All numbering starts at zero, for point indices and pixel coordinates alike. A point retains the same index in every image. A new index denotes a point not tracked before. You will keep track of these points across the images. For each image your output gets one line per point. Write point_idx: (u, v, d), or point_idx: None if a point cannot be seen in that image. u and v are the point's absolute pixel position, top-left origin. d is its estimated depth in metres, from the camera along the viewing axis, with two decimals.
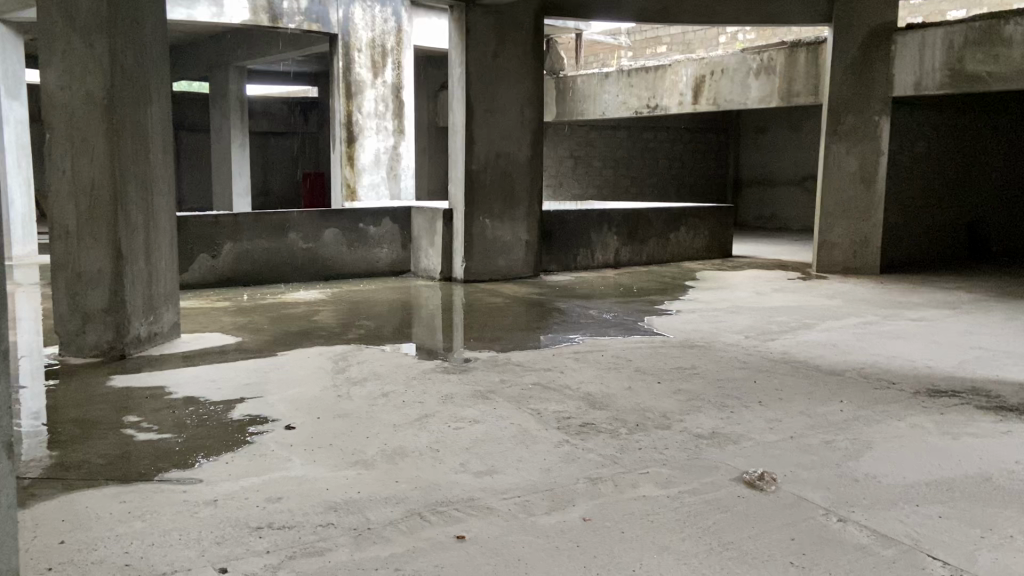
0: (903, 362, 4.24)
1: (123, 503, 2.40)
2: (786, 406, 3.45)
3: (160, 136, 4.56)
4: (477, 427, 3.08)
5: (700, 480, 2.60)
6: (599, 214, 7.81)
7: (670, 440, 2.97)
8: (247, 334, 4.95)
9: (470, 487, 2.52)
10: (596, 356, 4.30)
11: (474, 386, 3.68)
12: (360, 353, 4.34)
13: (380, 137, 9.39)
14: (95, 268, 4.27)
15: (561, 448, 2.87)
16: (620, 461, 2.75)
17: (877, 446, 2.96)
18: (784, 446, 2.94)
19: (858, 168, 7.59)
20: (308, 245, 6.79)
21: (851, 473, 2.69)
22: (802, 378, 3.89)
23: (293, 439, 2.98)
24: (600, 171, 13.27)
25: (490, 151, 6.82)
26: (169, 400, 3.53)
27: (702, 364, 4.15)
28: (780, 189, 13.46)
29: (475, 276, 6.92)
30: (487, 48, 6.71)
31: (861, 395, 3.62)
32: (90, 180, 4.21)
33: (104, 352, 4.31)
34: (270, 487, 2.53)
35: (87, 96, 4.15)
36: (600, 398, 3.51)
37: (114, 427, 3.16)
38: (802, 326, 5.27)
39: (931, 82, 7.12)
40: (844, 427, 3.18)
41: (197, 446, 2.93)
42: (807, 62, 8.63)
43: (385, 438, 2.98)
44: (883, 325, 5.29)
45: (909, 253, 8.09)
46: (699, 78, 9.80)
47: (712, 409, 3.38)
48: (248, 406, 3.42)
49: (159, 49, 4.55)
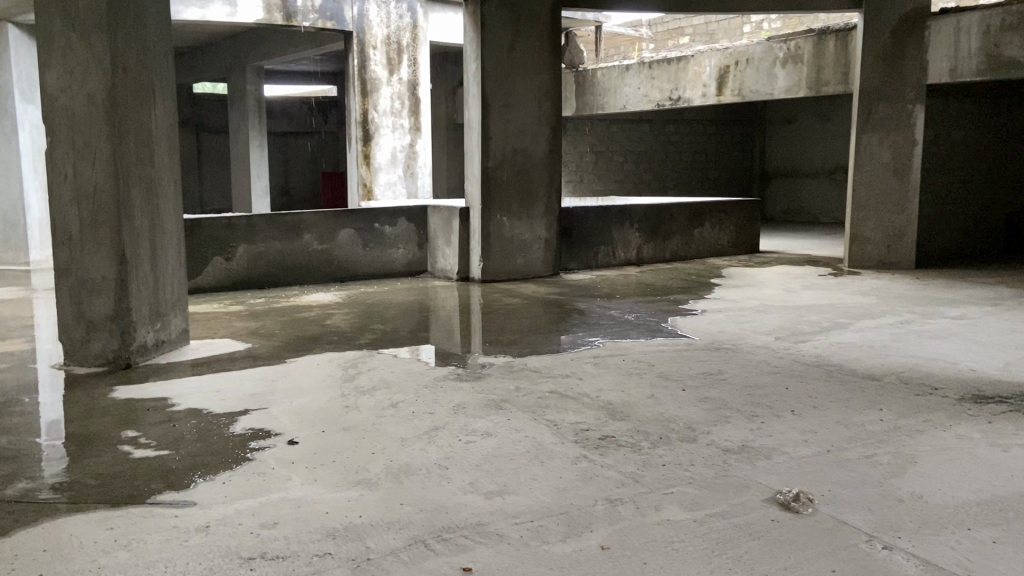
0: (945, 365, 3.99)
1: (109, 530, 2.26)
2: (820, 415, 3.23)
3: (165, 138, 4.42)
4: (490, 441, 2.91)
5: (729, 501, 2.40)
6: (620, 210, 7.59)
7: (696, 455, 2.77)
8: (258, 339, 4.81)
9: (480, 509, 2.34)
10: (617, 361, 4.10)
11: (488, 395, 3.49)
12: (372, 359, 4.18)
13: (396, 135, 9.25)
14: (99, 275, 4.14)
15: (577, 465, 2.68)
16: (642, 480, 2.56)
17: (923, 461, 2.74)
18: (819, 462, 2.73)
19: (891, 159, 7.30)
20: (322, 246, 6.65)
21: (895, 492, 2.48)
22: (838, 384, 3.66)
23: (294, 455, 2.82)
24: (621, 165, 13.04)
25: (507, 146, 6.63)
26: (171, 413, 3.38)
27: (729, 368, 3.93)
28: (808, 181, 13.13)
29: (493, 276, 6.74)
30: (503, 40, 6.52)
31: (900, 403, 3.39)
32: (93, 184, 4.08)
33: (110, 361, 4.18)
34: (267, 511, 2.37)
35: (88, 98, 4.02)
36: (620, 407, 3.31)
37: (111, 442, 3.02)
38: (835, 325, 5.03)
39: (967, 68, 6.86)
40: (884, 438, 2.96)
41: (194, 463, 2.78)
42: (836, 51, 8.29)
43: (391, 454, 2.81)
44: (922, 324, 5.03)
45: (944, 246, 7.78)
46: (722, 68, 9.54)
47: (741, 419, 3.17)
48: (251, 419, 3.27)
49: (164, 49, 4.41)
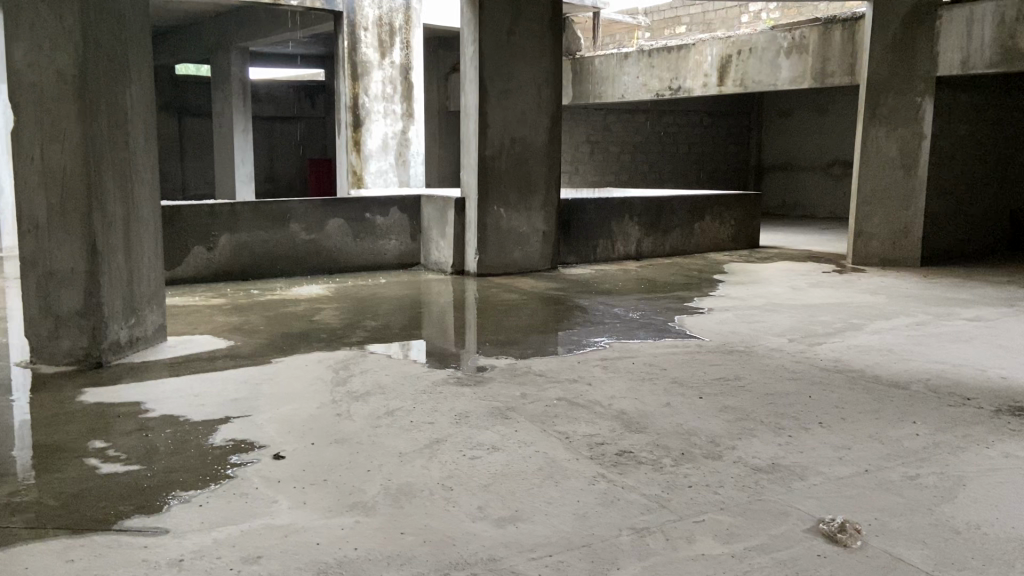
0: (973, 372, 3.76)
1: (70, 563, 1.99)
2: (853, 429, 2.98)
3: (141, 119, 4.11)
4: (498, 456, 2.65)
5: (768, 533, 2.14)
6: (619, 203, 7.32)
7: (725, 474, 2.53)
8: (241, 336, 4.52)
9: (492, 541, 2.08)
10: (626, 364, 3.84)
11: (492, 402, 3.23)
12: (364, 361, 3.91)
13: (387, 121, 8.94)
14: (68, 267, 3.84)
15: (596, 487, 2.42)
16: (669, 505, 2.30)
17: (972, 484, 2.49)
18: (860, 484, 2.48)
19: (898, 153, 7.07)
20: (309, 236, 6.34)
21: (950, 522, 2.23)
22: (865, 393, 3.42)
23: (281, 473, 2.55)
24: (617, 156, 12.74)
25: (505, 134, 6.35)
26: (144, 420, 3.10)
27: (747, 374, 3.69)
28: (805, 174, 12.94)
29: (488, 269, 6.47)
30: (501, 24, 6.23)
31: (934, 415, 3.14)
32: (62, 168, 3.77)
33: (79, 359, 3.88)
34: (250, 541, 2.10)
35: (57, 74, 3.71)
36: (636, 417, 3.05)
37: (76, 454, 2.74)
38: (850, 327, 4.80)
39: (979, 61, 6.56)
40: (925, 457, 2.71)
41: (166, 482, 2.50)
42: (842, 40, 8.06)
43: (389, 472, 2.53)
44: (940, 326, 4.80)
45: (952, 242, 7.56)
46: (724, 58, 9.29)
47: (768, 433, 2.92)
48: (234, 428, 2.99)
49: (139, 24, 4.07)
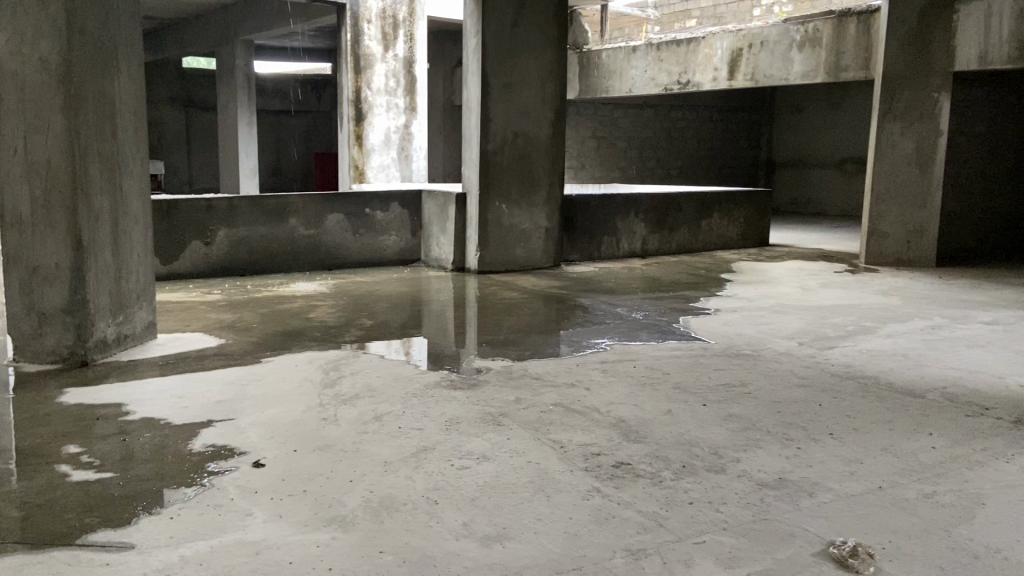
0: (991, 380, 3.59)
1: None
2: (864, 440, 2.83)
3: (130, 110, 3.98)
4: (488, 467, 2.51)
5: (773, 556, 2.00)
6: (623, 199, 7.17)
7: (728, 490, 2.38)
8: (233, 333, 4.40)
9: (476, 562, 1.95)
10: (627, 368, 3.70)
11: (485, 407, 3.09)
12: (356, 361, 3.77)
13: (390, 115, 8.78)
14: (53, 262, 3.72)
15: (590, 502, 2.28)
16: (667, 524, 2.16)
17: (991, 503, 2.34)
18: (871, 502, 2.33)
19: (914, 151, 6.89)
20: (308, 231, 6.22)
21: (967, 545, 2.08)
22: (877, 402, 3.27)
23: (259, 482, 2.42)
24: (624, 151, 12.57)
25: (507, 129, 6.20)
26: (125, 423, 2.97)
27: (754, 379, 3.55)
28: (816, 171, 12.76)
29: (490, 267, 6.33)
30: (505, 15, 6.08)
31: (950, 427, 2.98)
32: (46, 160, 3.66)
33: (65, 357, 3.77)
34: (220, 558, 1.97)
35: (41, 63, 3.59)
36: (635, 426, 2.91)
37: (48, 460, 2.61)
38: (862, 330, 4.63)
39: (997, 56, 6.37)
40: (941, 473, 2.56)
41: (137, 492, 2.36)
42: (856, 34, 7.85)
43: (371, 483, 2.40)
44: (956, 330, 4.62)
45: (967, 241, 7.35)
46: (735, 51, 9.11)
47: (774, 444, 2.78)
48: (215, 432, 2.86)
49: (129, 12, 3.94)
